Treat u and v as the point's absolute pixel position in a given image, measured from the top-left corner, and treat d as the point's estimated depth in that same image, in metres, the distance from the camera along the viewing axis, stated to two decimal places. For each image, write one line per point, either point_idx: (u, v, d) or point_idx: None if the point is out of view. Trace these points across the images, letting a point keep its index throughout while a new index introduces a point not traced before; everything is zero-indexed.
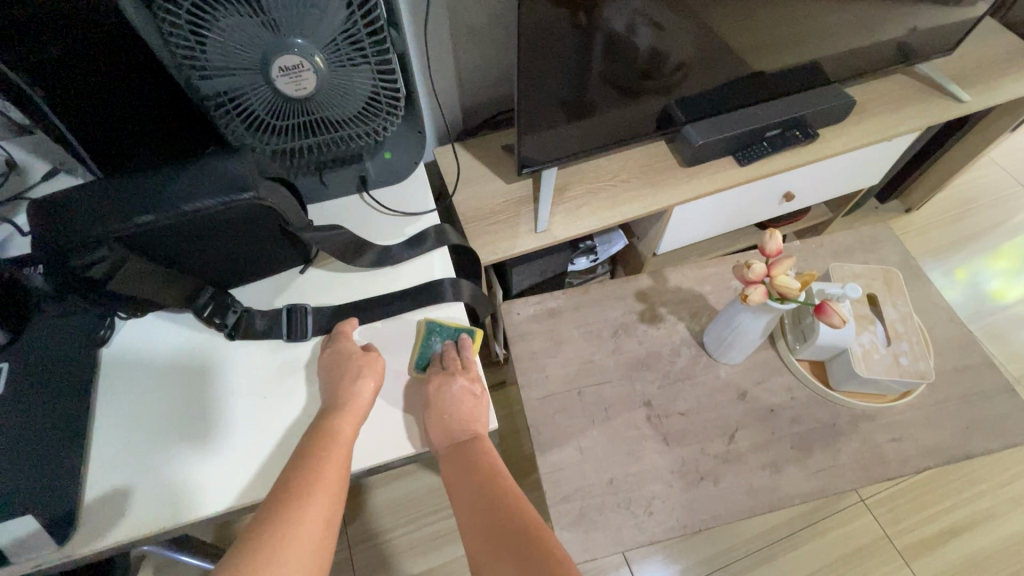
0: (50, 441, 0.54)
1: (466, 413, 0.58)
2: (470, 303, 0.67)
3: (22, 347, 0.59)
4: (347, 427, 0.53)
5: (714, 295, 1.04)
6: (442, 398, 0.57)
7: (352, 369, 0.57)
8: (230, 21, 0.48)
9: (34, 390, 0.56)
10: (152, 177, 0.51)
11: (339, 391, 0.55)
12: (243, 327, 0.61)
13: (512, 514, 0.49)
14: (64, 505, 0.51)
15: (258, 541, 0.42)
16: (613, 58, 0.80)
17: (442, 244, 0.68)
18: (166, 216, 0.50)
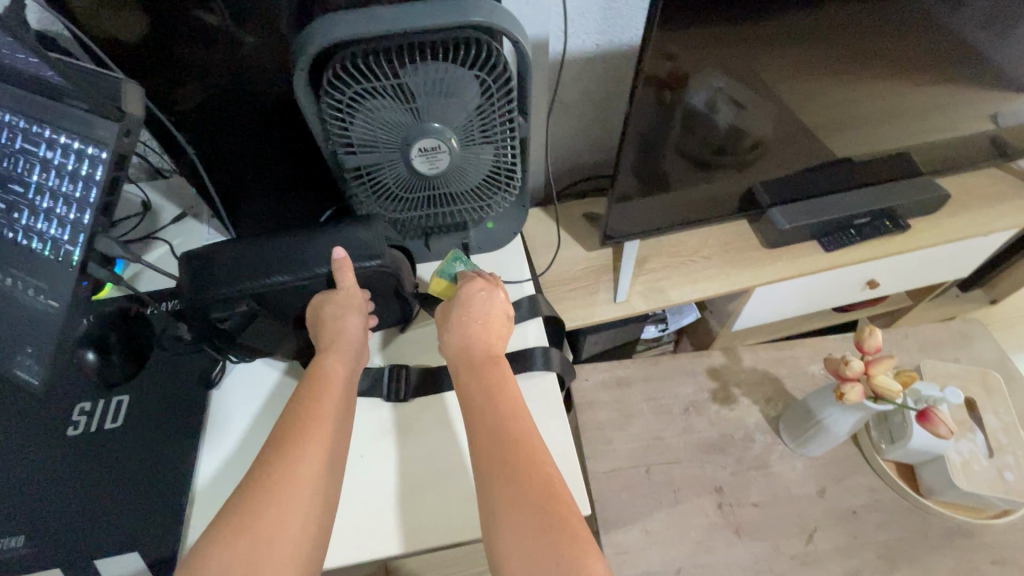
0: (156, 479, 0.56)
1: (490, 326, 0.59)
2: (560, 374, 0.67)
3: (141, 381, 0.63)
4: (337, 365, 0.54)
5: (790, 380, 1.01)
6: (472, 307, 0.59)
7: (327, 308, 0.55)
8: (381, 106, 0.53)
9: (150, 427, 0.59)
10: (286, 237, 0.55)
11: (326, 331, 0.55)
12: None
13: (507, 433, 0.49)
14: (168, 546, 0.53)
15: (256, 486, 0.44)
16: (695, 131, 0.81)
17: (536, 315, 0.69)
18: (299, 276, 0.54)
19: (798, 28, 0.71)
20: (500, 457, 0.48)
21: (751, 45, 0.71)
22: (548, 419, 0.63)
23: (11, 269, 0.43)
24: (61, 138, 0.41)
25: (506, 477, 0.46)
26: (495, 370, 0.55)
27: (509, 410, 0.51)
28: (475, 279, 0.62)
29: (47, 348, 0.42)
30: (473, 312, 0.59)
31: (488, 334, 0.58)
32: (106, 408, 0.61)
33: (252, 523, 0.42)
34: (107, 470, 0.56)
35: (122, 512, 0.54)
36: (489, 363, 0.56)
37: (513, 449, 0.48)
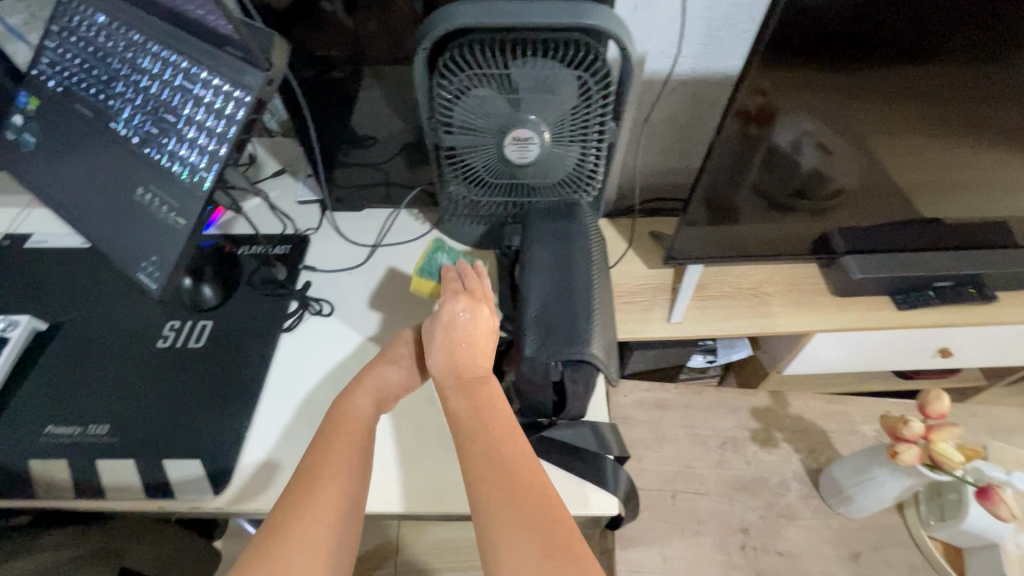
0: (223, 399, 0.62)
1: (479, 346, 0.52)
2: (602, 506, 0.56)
3: (225, 310, 0.69)
4: (362, 408, 0.52)
5: (838, 435, 0.97)
6: (455, 323, 0.52)
7: (387, 353, 0.57)
8: (486, 93, 0.56)
9: (227, 352, 0.65)
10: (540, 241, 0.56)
11: (367, 371, 0.56)
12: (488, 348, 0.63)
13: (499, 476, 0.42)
14: (227, 461, 0.57)
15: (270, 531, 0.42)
16: (776, 168, 0.80)
17: (600, 441, 0.58)
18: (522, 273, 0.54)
19: (929, 84, 0.70)
20: (493, 479, 0.42)
21: (878, 96, 0.70)
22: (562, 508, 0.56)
23: (150, 185, 0.49)
24: (214, 79, 0.47)
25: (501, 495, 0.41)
26: (478, 398, 0.48)
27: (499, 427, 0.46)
28: (456, 292, 0.54)
29: (169, 259, 0.48)
30: (455, 332, 0.52)
31: (475, 350, 0.51)
32: (191, 328, 0.67)
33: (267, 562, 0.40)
34: (187, 383, 0.63)
35: (192, 421, 0.60)
36: (472, 393, 0.48)
37: (506, 502, 0.40)
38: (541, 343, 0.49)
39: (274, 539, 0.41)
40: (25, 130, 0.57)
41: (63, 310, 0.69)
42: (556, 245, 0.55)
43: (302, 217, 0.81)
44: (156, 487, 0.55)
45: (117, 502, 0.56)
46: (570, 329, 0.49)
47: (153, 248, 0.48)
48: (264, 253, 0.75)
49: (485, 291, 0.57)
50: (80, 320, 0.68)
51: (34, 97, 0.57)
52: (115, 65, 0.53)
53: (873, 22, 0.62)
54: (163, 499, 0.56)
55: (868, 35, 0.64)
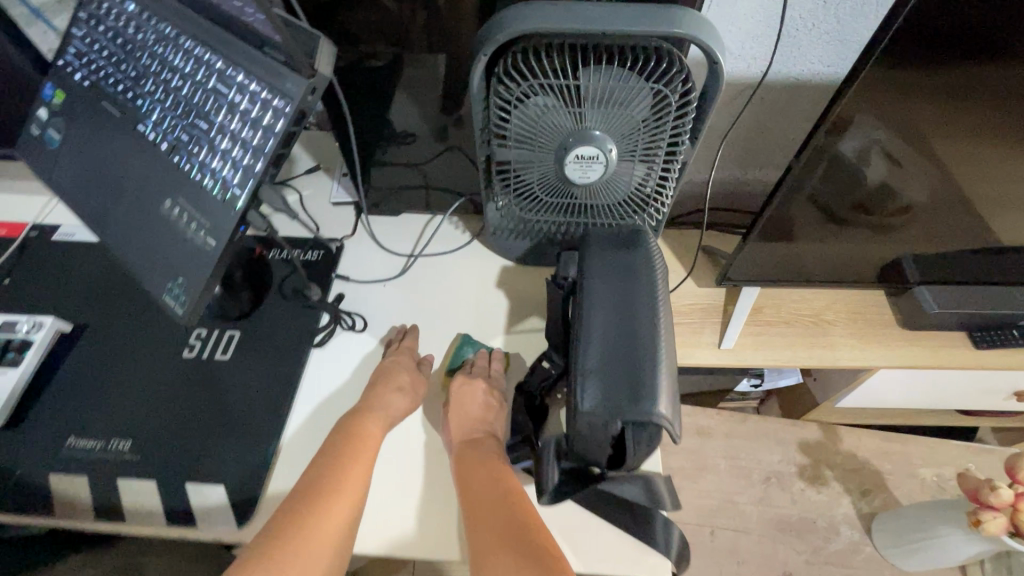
0: (249, 420, 0.58)
1: (484, 413, 0.57)
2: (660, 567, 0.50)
3: (253, 319, 0.65)
4: (376, 427, 0.55)
5: (894, 478, 0.90)
6: (469, 393, 0.57)
7: (389, 378, 0.58)
8: (550, 105, 0.50)
9: (254, 367, 0.62)
10: (601, 275, 0.49)
11: (371, 396, 0.57)
12: (532, 377, 0.58)
13: (500, 531, 0.45)
14: (252, 491, 0.54)
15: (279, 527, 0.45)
16: (836, 177, 0.66)
17: (653, 495, 0.52)
18: (578, 312, 0.48)
19: (1020, 82, 0.57)
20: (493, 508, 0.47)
21: (957, 98, 0.58)
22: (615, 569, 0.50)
23: (179, 198, 0.45)
24: (252, 84, 0.42)
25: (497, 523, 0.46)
26: (479, 461, 0.52)
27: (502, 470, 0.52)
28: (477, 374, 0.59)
29: (196, 282, 0.43)
30: (468, 402, 0.57)
31: (485, 415, 0.57)
32: (218, 338, 0.64)
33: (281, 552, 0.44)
34: (212, 400, 0.59)
35: (216, 442, 0.56)
36: (475, 453, 0.53)
37: (515, 545, 0.44)
38: (604, 394, 0.43)
39: (285, 534, 0.45)
40: (50, 125, 0.53)
41: (87, 311, 0.66)
42: (619, 281, 0.49)
43: (337, 220, 0.76)
44: (179, 514, 0.52)
45: (138, 527, 0.53)
46: (634, 383, 0.43)
47: (180, 269, 0.44)
48: (296, 259, 0.70)
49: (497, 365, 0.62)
50: (104, 323, 0.65)
51: (60, 91, 0.53)
52: (144, 61, 0.48)
53: (957, 17, 0.51)
54: (185, 527, 0.52)
55: (954, 31, 0.52)
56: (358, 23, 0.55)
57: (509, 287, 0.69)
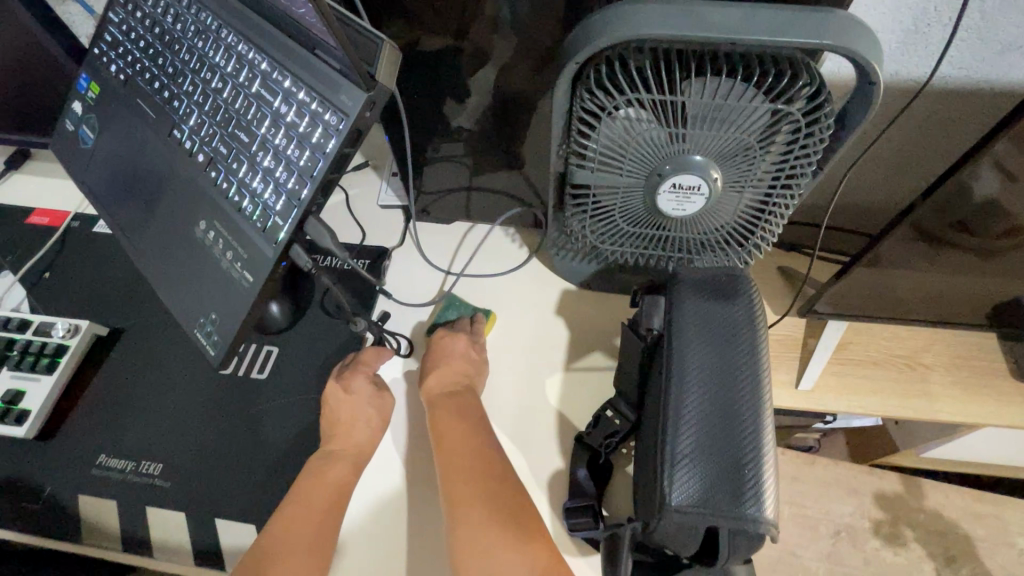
0: (283, 452, 0.53)
1: (462, 367, 0.56)
2: None
3: (292, 335, 0.60)
4: (335, 467, 0.50)
5: (986, 545, 0.80)
6: (444, 350, 0.56)
7: (342, 414, 0.53)
8: (647, 126, 0.42)
9: (291, 390, 0.57)
10: (696, 334, 0.42)
11: (338, 427, 0.52)
12: (596, 428, 0.51)
13: (497, 508, 0.46)
14: None
15: None
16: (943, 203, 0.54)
17: None
18: (664, 377, 0.41)
19: None
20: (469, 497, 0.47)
21: None
22: None
23: (215, 222, 0.39)
24: (300, 93, 0.36)
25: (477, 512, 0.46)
26: (457, 442, 0.51)
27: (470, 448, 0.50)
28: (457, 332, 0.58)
29: (231, 321, 0.38)
30: (444, 364, 0.55)
31: (457, 373, 0.55)
32: (255, 355, 0.59)
33: None
34: (246, 426, 0.55)
35: (248, 476, 0.52)
36: (456, 416, 0.52)
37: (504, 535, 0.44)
38: (698, 488, 0.36)
39: None
40: (84, 122, 0.49)
41: (122, 314, 0.62)
42: (719, 342, 0.41)
43: (384, 226, 0.69)
44: (210, 553, 0.49)
45: (167, 563, 0.50)
46: (734, 475, 0.37)
47: (215, 303, 0.39)
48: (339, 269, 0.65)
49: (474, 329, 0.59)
50: (139, 329, 0.61)
51: (94, 84, 0.48)
52: (183, 56, 0.42)
53: None
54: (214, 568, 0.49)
55: None
56: (419, 15, 0.47)
57: (570, 316, 0.62)
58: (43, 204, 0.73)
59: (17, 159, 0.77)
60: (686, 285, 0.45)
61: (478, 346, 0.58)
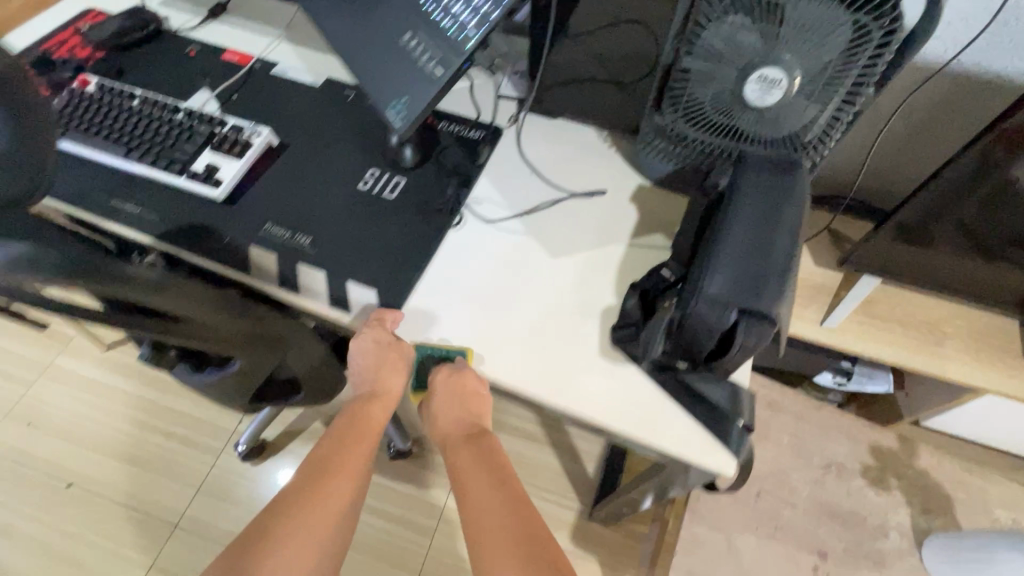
0: (402, 249, 0.69)
1: (463, 404, 0.60)
2: (728, 466, 0.56)
3: (418, 173, 0.76)
4: (377, 412, 0.63)
5: (963, 507, 0.88)
6: (439, 388, 0.59)
7: (387, 359, 0.61)
8: (749, 21, 0.54)
9: (412, 210, 0.72)
10: (754, 189, 0.54)
11: (379, 382, 0.63)
12: (652, 279, 0.63)
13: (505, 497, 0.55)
14: (396, 301, 0.65)
15: (276, 517, 0.53)
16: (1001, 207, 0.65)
17: (731, 404, 0.57)
18: (723, 215, 0.53)
19: None
20: (484, 483, 0.56)
21: None
22: (683, 450, 0.56)
23: (417, 32, 0.54)
24: None
25: (494, 493, 0.55)
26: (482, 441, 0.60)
27: (489, 448, 0.59)
28: (445, 374, 0.59)
29: (417, 103, 0.53)
30: (439, 394, 0.59)
31: (458, 403, 0.59)
32: (388, 180, 0.75)
33: (279, 533, 0.52)
34: (376, 227, 0.71)
35: (374, 259, 0.68)
36: (473, 446, 0.60)
37: (507, 531, 0.51)
38: (731, 281, 0.49)
39: (279, 525, 0.53)
40: None
41: (292, 133, 0.79)
42: (770, 197, 0.53)
43: (499, 110, 0.83)
44: (342, 300, 0.65)
45: (306, 302, 0.66)
46: (760, 282, 0.49)
47: (405, 92, 0.54)
48: (460, 134, 0.80)
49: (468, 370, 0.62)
50: (300, 147, 0.78)
51: None
52: None
53: None
54: (342, 311, 0.65)
55: None
56: None
57: (642, 203, 0.74)
58: (232, 46, 0.91)
59: (217, 11, 0.95)
60: (751, 162, 0.57)
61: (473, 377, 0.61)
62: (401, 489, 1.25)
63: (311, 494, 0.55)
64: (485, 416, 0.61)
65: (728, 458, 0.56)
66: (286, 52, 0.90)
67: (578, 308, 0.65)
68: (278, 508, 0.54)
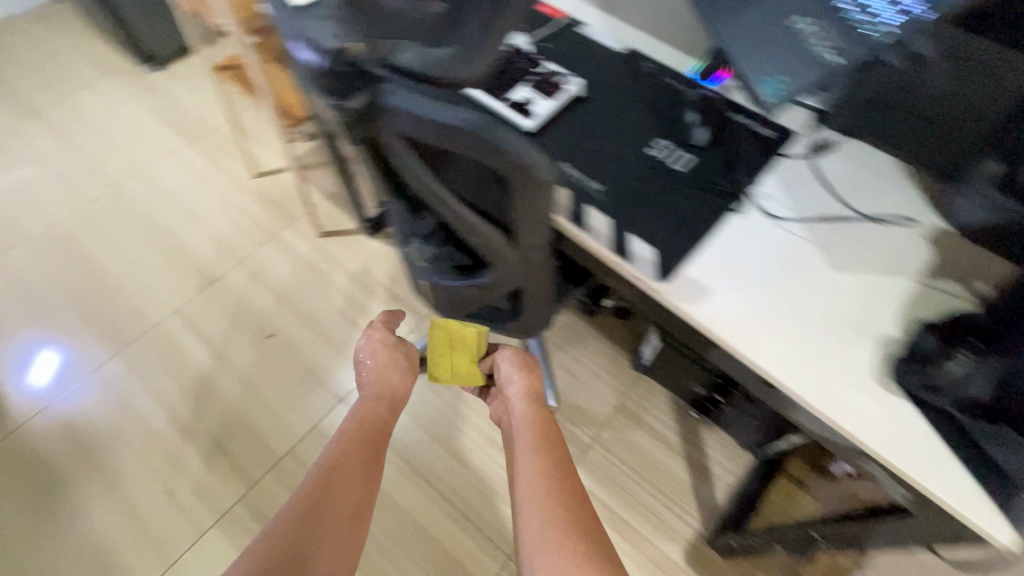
0: (683, 220, 0.72)
1: (521, 383, 0.91)
2: (1002, 539, 0.52)
3: (707, 154, 0.78)
4: (373, 410, 0.88)
5: None
6: (503, 367, 0.93)
7: (379, 375, 0.94)
8: None
9: (698, 187, 0.75)
10: None
11: (377, 385, 0.93)
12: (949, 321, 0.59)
13: (553, 473, 0.75)
14: (672, 264, 0.68)
15: (301, 512, 0.69)
16: None
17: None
18: None
19: None
20: (533, 456, 0.78)
21: None
22: (951, 502, 0.53)
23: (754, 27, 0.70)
24: None
25: (542, 465, 0.76)
26: (531, 427, 0.84)
27: (533, 431, 0.83)
28: (508, 355, 0.94)
29: None
30: (506, 372, 0.93)
31: (529, 394, 0.90)
32: (678, 154, 0.78)
33: (303, 526, 0.67)
34: (661, 193, 0.74)
35: (657, 221, 0.72)
36: (528, 424, 0.84)
37: (560, 482, 0.74)
38: None
39: (314, 510, 0.70)
40: None
41: (594, 89, 0.85)
42: None
43: (795, 115, 0.82)
44: (622, 249, 0.69)
45: (588, 240, 0.71)
46: None
47: None
48: (753, 128, 0.80)
49: (522, 358, 0.94)
50: (603, 103, 0.83)
51: None
52: None
53: None
54: (620, 258, 0.69)
55: None
56: None
57: (939, 248, 0.70)
58: None
59: None
60: None
61: (525, 357, 0.95)
62: None
63: (324, 494, 0.72)
64: (522, 413, 0.87)
65: (1004, 528, 0.52)
66: (599, 17, 0.96)
67: (854, 327, 0.64)
68: (295, 508, 0.69)
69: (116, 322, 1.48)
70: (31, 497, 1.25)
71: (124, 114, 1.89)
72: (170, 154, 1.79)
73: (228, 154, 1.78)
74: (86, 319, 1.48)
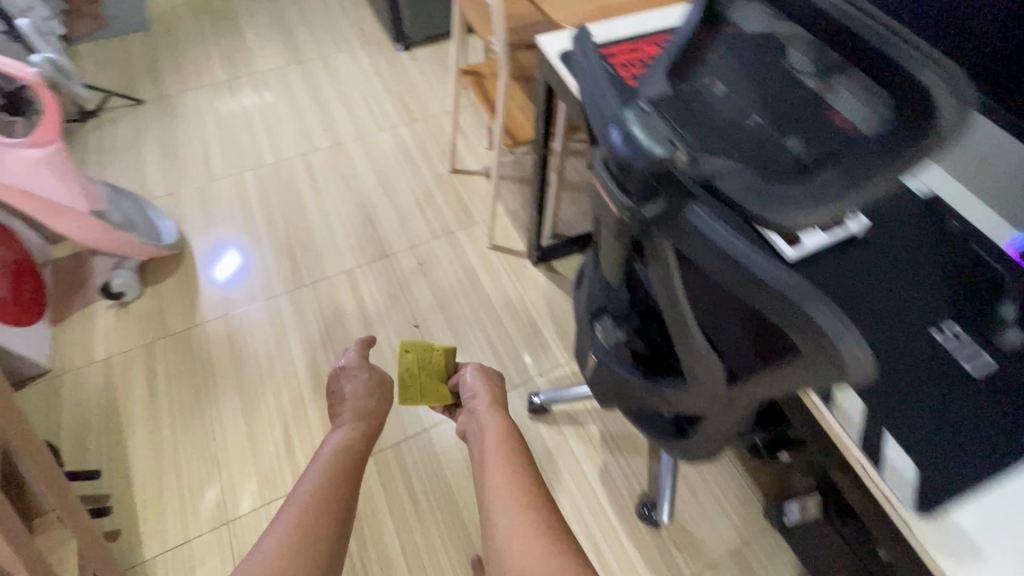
0: (956, 438, 0.59)
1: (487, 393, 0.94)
2: None
3: (1009, 363, 0.64)
4: (345, 436, 0.93)
5: None
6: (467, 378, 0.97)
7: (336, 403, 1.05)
8: None
9: (986, 402, 0.61)
10: None
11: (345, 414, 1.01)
12: None
13: (519, 488, 0.74)
14: (931, 489, 0.56)
15: (276, 537, 0.71)
16: None
17: None
18: None
19: None
20: (493, 464, 0.78)
21: None
22: None
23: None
24: None
25: (500, 472, 0.76)
26: (493, 442, 0.83)
27: (496, 439, 0.83)
28: (474, 368, 0.99)
29: None
30: (472, 383, 0.96)
31: (495, 401, 0.92)
32: (970, 350, 0.65)
33: (280, 544, 0.70)
34: (936, 393, 0.62)
35: (922, 427, 0.60)
36: (491, 433, 0.85)
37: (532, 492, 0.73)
38: None
39: (288, 531, 0.72)
40: None
41: (878, 234, 0.74)
42: None
43: None
44: (870, 448, 0.60)
45: (830, 421, 0.62)
46: None
47: None
48: None
49: (487, 374, 0.98)
50: (891, 256, 0.72)
51: None
52: None
53: None
54: (865, 458, 0.59)
55: None
56: None
57: None
58: None
59: None
60: None
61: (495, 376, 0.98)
62: (625, 545, 1.20)
63: (296, 513, 0.74)
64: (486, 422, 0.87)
65: None
66: (922, 169, 0.83)
67: None
68: (269, 536, 0.71)
69: (298, 263, 1.62)
70: (180, 391, 1.36)
71: (365, 85, 2.12)
72: (389, 131, 1.97)
73: (436, 147, 1.91)
74: (278, 253, 1.64)
